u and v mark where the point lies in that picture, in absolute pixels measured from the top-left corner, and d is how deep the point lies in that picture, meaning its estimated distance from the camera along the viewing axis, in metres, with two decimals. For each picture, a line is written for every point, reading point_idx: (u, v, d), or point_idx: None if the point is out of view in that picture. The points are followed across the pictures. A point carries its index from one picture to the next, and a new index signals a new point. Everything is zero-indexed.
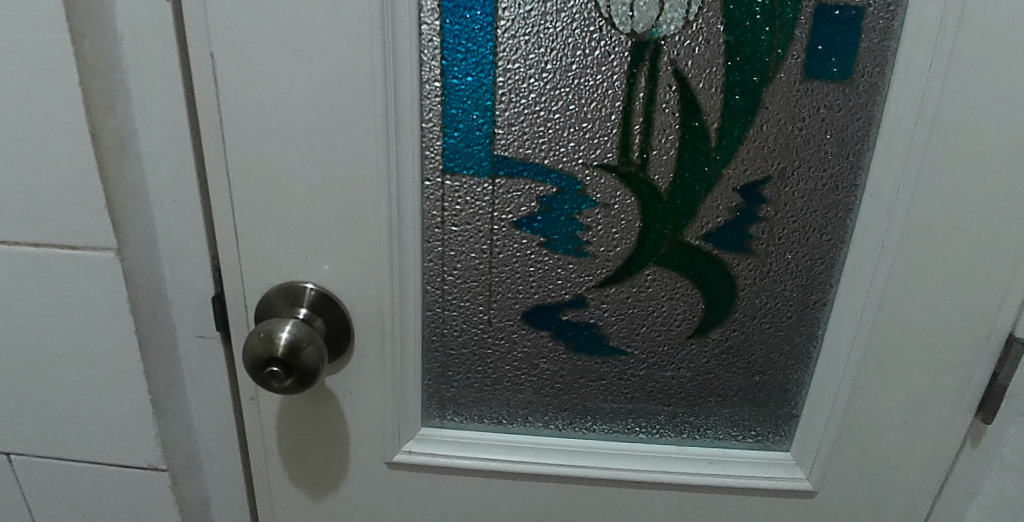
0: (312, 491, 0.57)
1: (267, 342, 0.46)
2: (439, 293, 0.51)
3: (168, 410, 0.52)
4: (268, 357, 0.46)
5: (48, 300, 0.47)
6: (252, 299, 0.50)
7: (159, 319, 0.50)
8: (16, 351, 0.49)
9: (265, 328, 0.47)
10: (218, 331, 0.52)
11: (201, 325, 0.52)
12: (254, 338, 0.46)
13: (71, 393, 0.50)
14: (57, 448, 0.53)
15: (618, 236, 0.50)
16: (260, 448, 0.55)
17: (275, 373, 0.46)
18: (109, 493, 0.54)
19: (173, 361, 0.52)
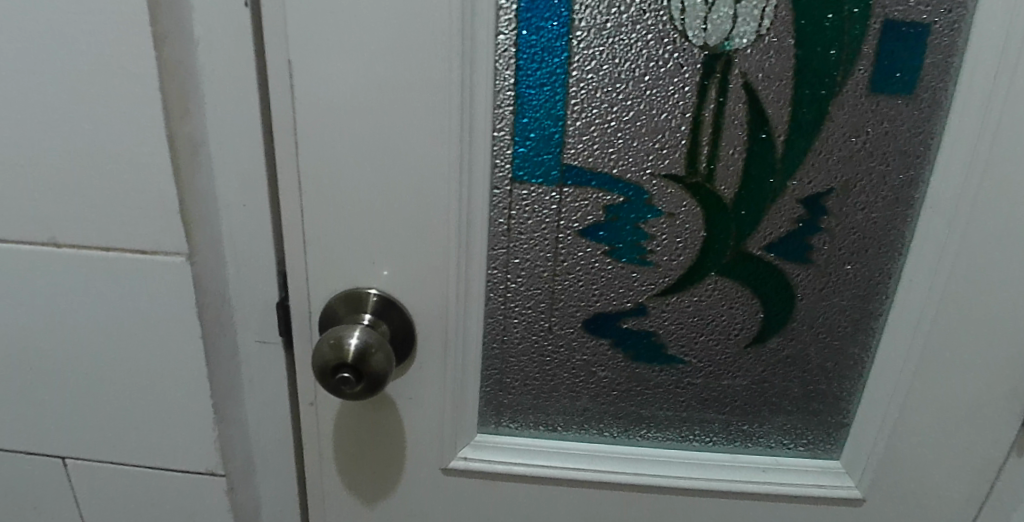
0: (366, 496, 0.57)
1: (337, 349, 0.46)
2: (502, 300, 0.51)
3: (227, 415, 0.52)
4: (339, 363, 0.46)
5: (116, 304, 0.47)
6: (316, 304, 0.50)
7: (223, 323, 0.50)
8: (81, 354, 0.49)
9: (335, 335, 0.47)
10: (280, 336, 0.52)
11: (262, 330, 0.52)
12: (324, 344, 0.47)
13: (133, 396, 0.50)
14: (116, 452, 0.53)
15: (682, 246, 0.50)
16: (316, 451, 0.56)
17: (346, 379, 0.46)
18: (164, 497, 0.55)
19: (233, 365, 0.52)
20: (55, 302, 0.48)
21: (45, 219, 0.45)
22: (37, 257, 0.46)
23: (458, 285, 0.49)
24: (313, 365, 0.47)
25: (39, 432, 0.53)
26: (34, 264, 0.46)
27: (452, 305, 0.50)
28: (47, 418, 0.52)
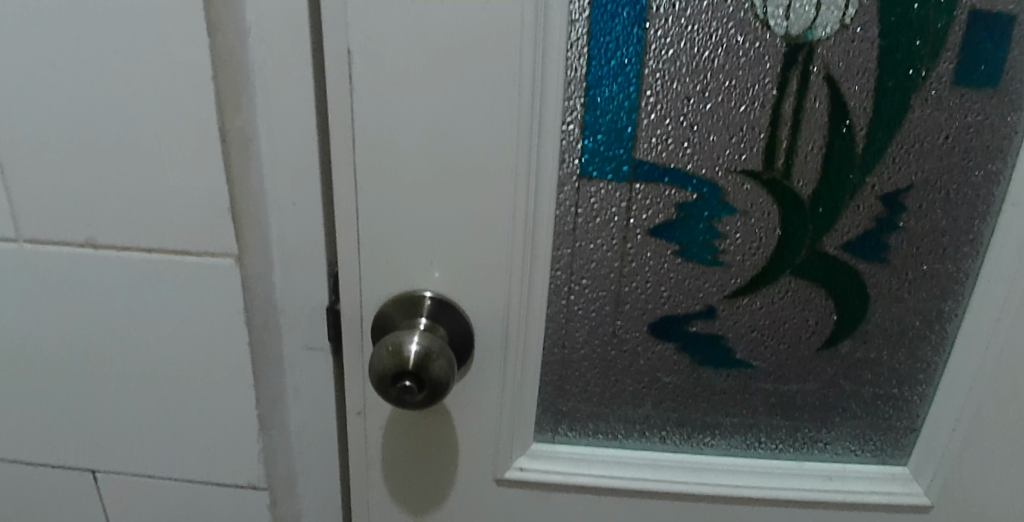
0: (416, 507, 0.55)
1: (397, 356, 0.43)
2: (564, 303, 0.49)
3: (272, 426, 0.50)
4: (400, 371, 0.43)
5: (158, 309, 0.45)
6: (369, 308, 0.47)
7: (270, 329, 0.48)
8: (120, 362, 0.46)
9: (394, 341, 0.44)
10: (329, 342, 0.49)
11: (311, 336, 0.49)
12: (383, 351, 0.44)
13: (175, 407, 0.48)
14: (156, 464, 0.50)
15: (754, 246, 0.48)
16: (364, 462, 0.53)
17: (408, 388, 0.43)
18: (201, 511, 0.52)
19: (279, 373, 0.50)
20: (93, 307, 0.45)
21: (85, 218, 0.42)
22: (70, 259, 0.43)
23: (521, 288, 0.47)
24: (371, 374, 0.44)
25: (74, 443, 0.50)
26: (72, 266, 0.44)
27: (514, 310, 0.47)
28: (84, 428, 0.49)
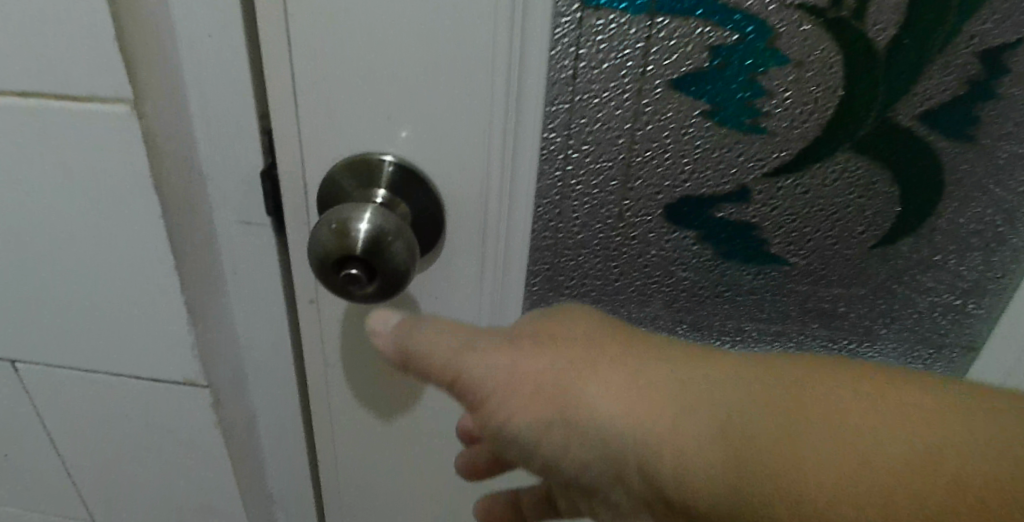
0: (386, 414, 0.48)
1: (340, 237, 0.34)
2: (561, 175, 0.39)
3: (204, 309, 0.44)
4: (344, 256, 0.34)
5: (56, 169, 0.37)
6: (313, 177, 0.38)
7: (194, 196, 0.40)
8: (28, 227, 0.40)
9: (340, 216, 0.35)
10: (268, 217, 0.41)
11: (247, 210, 0.41)
12: (324, 228, 0.35)
13: (96, 281, 0.42)
14: (92, 339, 0.46)
15: (806, 110, 0.37)
16: (319, 357, 0.46)
17: (354, 278, 0.34)
18: (138, 391, 0.50)
19: (212, 249, 0.43)
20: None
21: None
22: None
23: (501, 161, 0.37)
24: (309, 256, 0.35)
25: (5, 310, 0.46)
26: None
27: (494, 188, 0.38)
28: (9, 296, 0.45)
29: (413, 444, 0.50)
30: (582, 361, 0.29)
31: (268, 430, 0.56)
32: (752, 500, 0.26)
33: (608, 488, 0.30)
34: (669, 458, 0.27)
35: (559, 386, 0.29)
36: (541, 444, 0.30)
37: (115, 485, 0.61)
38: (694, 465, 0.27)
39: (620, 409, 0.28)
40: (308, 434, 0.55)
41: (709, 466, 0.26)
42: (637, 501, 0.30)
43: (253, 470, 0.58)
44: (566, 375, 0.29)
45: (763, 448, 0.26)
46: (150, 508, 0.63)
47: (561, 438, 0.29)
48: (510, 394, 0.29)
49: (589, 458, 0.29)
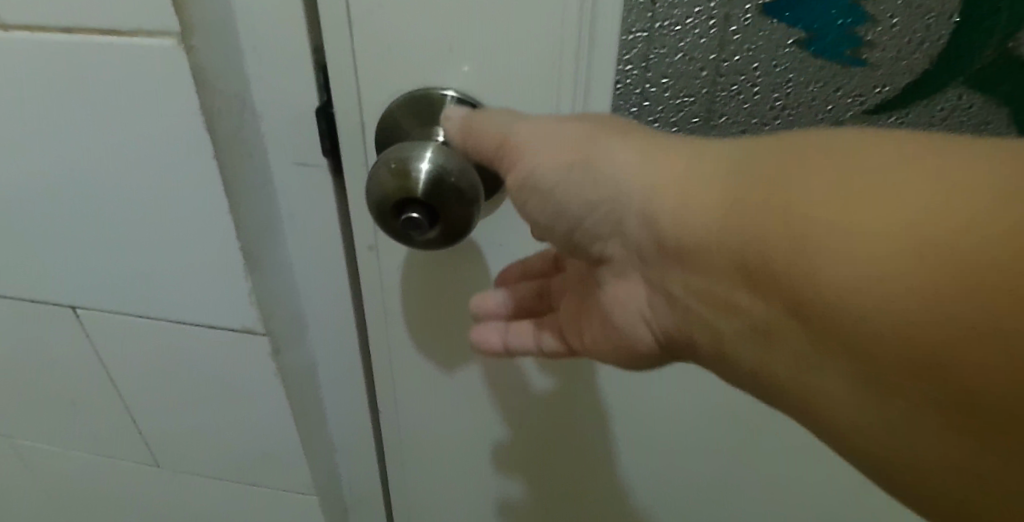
0: (446, 361, 0.48)
1: (401, 178, 0.32)
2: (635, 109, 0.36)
3: (262, 257, 0.44)
4: (405, 199, 0.32)
5: (111, 108, 0.37)
6: (370, 114, 0.37)
7: (247, 141, 0.39)
8: (91, 168, 0.41)
9: (400, 155, 0.33)
10: (325, 160, 0.40)
11: (303, 151, 0.40)
12: (383, 169, 0.33)
13: (157, 223, 0.42)
14: (155, 282, 0.47)
15: (915, 39, 0.33)
16: (380, 305, 0.46)
17: (416, 223, 0.32)
18: (196, 339, 0.50)
19: (269, 195, 0.42)
20: (43, 103, 0.38)
21: None
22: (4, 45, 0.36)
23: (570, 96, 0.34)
24: (369, 199, 0.34)
25: (72, 256, 0.47)
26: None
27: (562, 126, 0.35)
28: (76, 240, 0.46)
29: (472, 392, 0.50)
30: (616, 135, 0.31)
31: (327, 378, 0.56)
32: (729, 232, 0.27)
33: (613, 244, 0.33)
34: (669, 200, 0.29)
35: (588, 152, 0.31)
36: (560, 197, 0.32)
37: (180, 433, 0.63)
38: (690, 205, 0.28)
39: (643, 173, 0.30)
40: (366, 382, 0.55)
41: (702, 206, 0.28)
42: (635, 253, 0.32)
43: (314, 418, 0.59)
44: (595, 144, 0.31)
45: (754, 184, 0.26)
46: (212, 455, 0.64)
47: (575, 188, 0.32)
48: (546, 147, 0.31)
49: (598, 207, 0.31)
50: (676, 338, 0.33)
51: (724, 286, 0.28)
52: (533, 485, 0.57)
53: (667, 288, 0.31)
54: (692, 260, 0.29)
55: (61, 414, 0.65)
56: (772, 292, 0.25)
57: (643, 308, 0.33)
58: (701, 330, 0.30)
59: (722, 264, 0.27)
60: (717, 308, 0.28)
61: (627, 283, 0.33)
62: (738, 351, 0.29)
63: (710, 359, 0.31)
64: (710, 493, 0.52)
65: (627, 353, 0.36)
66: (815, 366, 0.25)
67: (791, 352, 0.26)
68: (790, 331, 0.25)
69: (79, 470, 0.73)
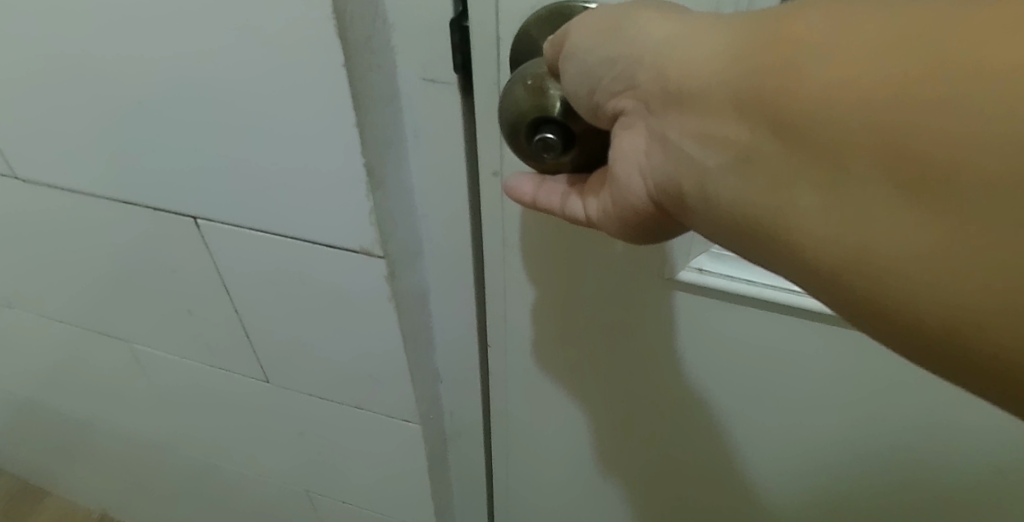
0: (563, 298, 0.51)
1: (537, 96, 0.34)
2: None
3: (383, 176, 0.48)
4: (540, 118, 0.35)
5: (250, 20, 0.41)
6: (505, 30, 0.39)
7: (381, 53, 0.43)
8: (234, 86, 0.45)
9: (536, 72, 0.35)
10: (455, 76, 0.43)
11: (433, 66, 0.44)
12: (519, 85, 0.35)
13: (289, 137, 0.46)
14: (283, 200, 0.51)
15: None
16: (498, 232, 0.50)
17: (548, 143, 0.35)
18: (312, 259, 0.55)
19: (397, 112, 0.47)
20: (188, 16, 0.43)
21: None
22: None
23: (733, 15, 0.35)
24: (504, 116, 0.36)
25: (211, 172, 0.52)
26: None
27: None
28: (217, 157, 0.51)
29: (580, 330, 0.53)
30: (640, 9, 0.30)
31: (438, 302, 0.61)
32: (738, 65, 0.25)
33: (622, 102, 0.31)
34: (682, 47, 0.27)
35: (613, 26, 0.30)
36: (582, 59, 0.31)
37: (291, 355, 0.69)
38: (702, 46, 0.27)
39: (662, 31, 0.28)
40: (475, 303, 0.59)
41: (714, 47, 0.26)
42: (642, 105, 0.30)
43: (421, 341, 0.63)
44: (620, 20, 0.30)
45: (766, 27, 0.25)
46: (315, 376, 0.70)
47: (598, 51, 0.31)
48: (583, 20, 0.32)
49: (613, 65, 0.30)
50: (666, 197, 0.31)
51: (725, 123, 0.26)
52: (625, 428, 0.59)
53: (662, 136, 0.29)
54: (696, 99, 0.27)
55: (184, 329, 0.73)
56: (775, 123, 0.24)
57: (639, 163, 0.31)
58: (690, 179, 0.28)
59: (723, 102, 0.26)
60: (713, 150, 0.27)
61: (630, 137, 0.31)
62: (725, 194, 0.27)
63: (696, 211, 0.29)
64: (804, 445, 0.52)
65: (626, 217, 0.34)
66: (810, 197, 0.24)
67: (786, 181, 0.25)
68: (792, 156, 0.24)
69: (205, 386, 0.82)
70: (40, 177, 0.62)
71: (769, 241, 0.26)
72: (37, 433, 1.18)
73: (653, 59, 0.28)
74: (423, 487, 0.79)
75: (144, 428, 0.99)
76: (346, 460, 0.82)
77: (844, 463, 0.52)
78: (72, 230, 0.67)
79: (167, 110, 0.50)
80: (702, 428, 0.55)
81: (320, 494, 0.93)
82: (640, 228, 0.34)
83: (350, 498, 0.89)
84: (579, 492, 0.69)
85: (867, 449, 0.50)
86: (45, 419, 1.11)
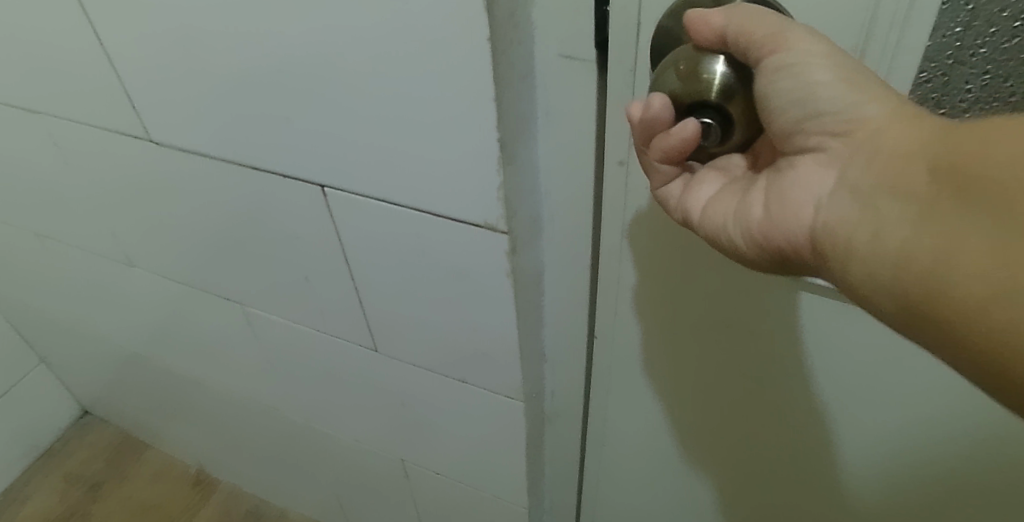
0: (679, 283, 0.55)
1: (689, 82, 0.39)
2: (962, 27, 0.38)
3: (512, 156, 0.52)
4: (696, 103, 0.40)
5: (397, 9, 0.45)
6: (650, 10, 0.43)
7: (523, 35, 0.48)
8: (374, 67, 0.50)
9: (686, 58, 0.40)
10: (595, 51, 0.48)
11: (573, 44, 0.48)
12: (671, 72, 0.40)
13: (426, 111, 0.51)
14: (411, 174, 0.56)
15: None
16: (620, 213, 0.54)
17: (707, 126, 0.40)
18: (436, 235, 0.60)
19: (533, 92, 0.52)
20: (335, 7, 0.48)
21: None
22: None
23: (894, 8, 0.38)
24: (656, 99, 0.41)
25: (348, 147, 0.58)
26: None
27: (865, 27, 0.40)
28: (358, 132, 0.56)
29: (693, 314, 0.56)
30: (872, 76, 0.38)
31: (551, 279, 0.65)
32: (938, 141, 0.35)
33: (824, 143, 0.40)
34: (906, 123, 0.36)
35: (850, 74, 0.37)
36: (797, 96, 0.38)
37: (401, 327, 0.74)
38: (916, 128, 0.36)
39: (887, 104, 0.37)
40: (589, 282, 0.63)
41: (931, 132, 0.36)
42: (847, 154, 0.39)
43: (533, 318, 0.67)
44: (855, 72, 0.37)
45: (979, 124, 0.34)
46: (423, 348, 0.75)
47: (824, 83, 0.37)
48: (823, 51, 0.37)
49: (832, 107, 0.38)
50: (826, 233, 0.39)
51: (924, 182, 0.35)
52: (729, 410, 0.61)
53: (856, 187, 0.38)
54: (901, 159, 0.36)
55: (301, 296, 0.80)
56: (964, 187, 0.33)
57: (817, 201, 0.40)
58: (866, 220, 0.37)
59: (927, 168, 0.35)
60: (902, 200, 0.35)
61: (821, 176, 0.40)
62: (893, 233, 0.35)
63: (854, 247, 0.37)
64: (901, 436, 0.53)
65: (775, 245, 0.43)
66: (968, 245, 0.32)
67: (952, 229, 0.32)
68: (966, 212, 0.32)
69: (320, 354, 0.89)
70: (195, 145, 0.70)
71: (911, 278, 0.34)
72: (155, 389, 1.31)
73: (870, 123, 0.37)
74: (515, 465, 0.84)
75: (250, 390, 1.09)
76: (441, 432, 0.88)
77: (951, 460, 0.53)
78: (217, 198, 0.75)
79: (314, 85, 0.55)
80: (805, 410, 0.56)
81: (415, 464, 0.99)
82: (783, 257, 0.43)
83: (442, 469, 0.95)
84: (672, 468, 0.72)
85: (976, 441, 0.50)
86: (165, 376, 1.23)
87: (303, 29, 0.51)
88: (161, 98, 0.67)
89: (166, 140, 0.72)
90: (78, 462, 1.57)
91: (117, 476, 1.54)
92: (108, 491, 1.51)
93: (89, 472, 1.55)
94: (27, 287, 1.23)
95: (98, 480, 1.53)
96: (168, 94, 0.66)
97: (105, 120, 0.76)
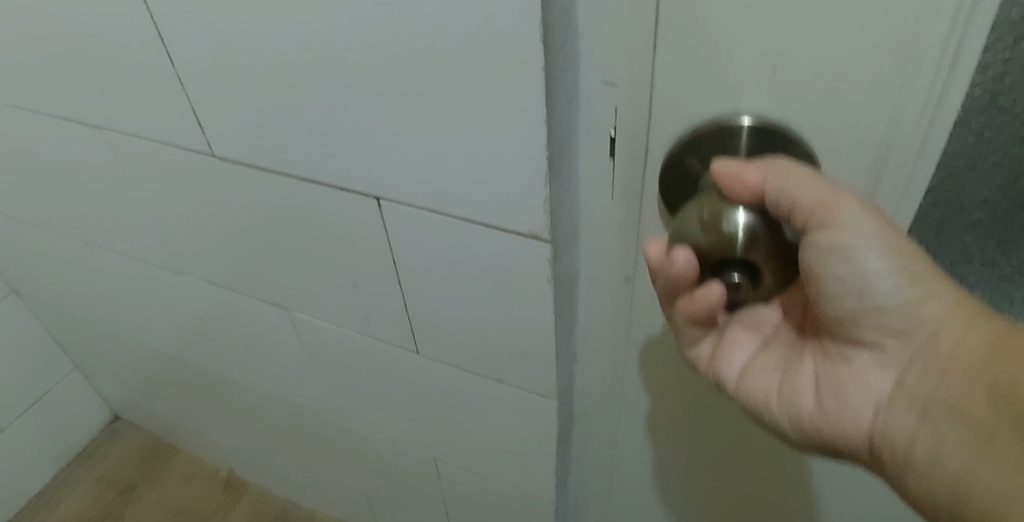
0: None
1: (714, 233, 0.44)
2: (972, 138, 0.47)
3: (556, 171, 0.56)
4: (724, 256, 0.45)
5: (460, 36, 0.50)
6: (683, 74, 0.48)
7: (571, 63, 0.52)
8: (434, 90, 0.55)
9: (708, 213, 0.45)
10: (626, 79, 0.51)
11: (612, 72, 0.51)
12: (695, 223, 0.45)
13: (481, 128, 0.55)
14: (462, 186, 0.61)
15: None
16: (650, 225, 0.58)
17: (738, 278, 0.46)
18: (483, 241, 0.65)
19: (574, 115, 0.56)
20: (399, 36, 0.53)
21: None
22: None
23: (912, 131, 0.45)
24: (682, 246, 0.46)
25: (403, 163, 0.63)
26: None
27: (870, 142, 0.47)
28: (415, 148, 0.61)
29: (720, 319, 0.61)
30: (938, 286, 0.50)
31: (583, 288, 0.69)
32: (986, 372, 0.48)
33: (885, 343, 0.52)
34: (960, 341, 0.49)
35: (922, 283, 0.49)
36: (865, 299, 0.50)
37: (441, 328, 0.79)
38: (969, 338, 0.49)
39: (946, 319, 0.49)
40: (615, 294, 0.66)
41: (986, 354, 0.48)
42: (908, 352, 0.52)
43: (566, 324, 0.71)
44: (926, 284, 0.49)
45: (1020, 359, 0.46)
46: (461, 347, 0.80)
47: (894, 291, 0.49)
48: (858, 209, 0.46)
49: (901, 318, 0.50)
50: (883, 434, 0.52)
51: (977, 409, 0.47)
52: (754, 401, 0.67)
53: (914, 403, 0.51)
54: (953, 371, 0.49)
55: (345, 298, 0.85)
56: (1005, 413, 0.45)
57: (879, 405, 0.53)
58: (925, 433, 0.50)
59: (982, 386, 0.48)
60: (955, 421, 0.48)
61: (881, 378, 0.53)
62: (946, 443, 0.48)
63: (912, 451, 0.50)
64: None
65: (830, 432, 0.55)
66: (1007, 469, 0.44)
67: (994, 453, 0.45)
68: (1004, 442, 0.45)
69: (360, 354, 0.94)
70: (249, 159, 0.75)
71: (959, 487, 0.46)
72: (190, 387, 1.37)
73: (928, 327, 0.50)
74: (546, 460, 0.88)
75: (286, 388, 1.15)
76: (473, 429, 0.93)
77: None
78: (268, 207, 0.80)
79: (377, 105, 0.59)
80: None
81: (446, 460, 1.04)
82: (832, 444, 0.55)
83: (473, 466, 1.00)
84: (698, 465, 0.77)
85: None
86: (206, 376, 1.29)
87: (367, 53, 0.56)
88: (220, 118, 0.72)
89: (228, 154, 0.76)
90: (109, 467, 1.67)
91: (149, 480, 1.63)
92: (142, 492, 1.60)
93: (122, 476, 1.64)
94: (71, 289, 1.29)
95: (131, 482, 1.63)
96: (225, 113, 0.71)
97: (166, 133, 0.81)
